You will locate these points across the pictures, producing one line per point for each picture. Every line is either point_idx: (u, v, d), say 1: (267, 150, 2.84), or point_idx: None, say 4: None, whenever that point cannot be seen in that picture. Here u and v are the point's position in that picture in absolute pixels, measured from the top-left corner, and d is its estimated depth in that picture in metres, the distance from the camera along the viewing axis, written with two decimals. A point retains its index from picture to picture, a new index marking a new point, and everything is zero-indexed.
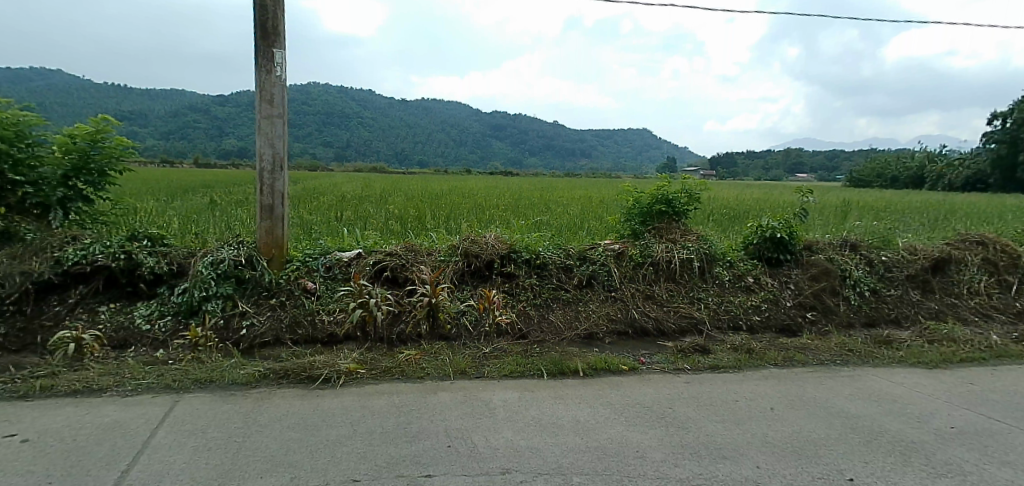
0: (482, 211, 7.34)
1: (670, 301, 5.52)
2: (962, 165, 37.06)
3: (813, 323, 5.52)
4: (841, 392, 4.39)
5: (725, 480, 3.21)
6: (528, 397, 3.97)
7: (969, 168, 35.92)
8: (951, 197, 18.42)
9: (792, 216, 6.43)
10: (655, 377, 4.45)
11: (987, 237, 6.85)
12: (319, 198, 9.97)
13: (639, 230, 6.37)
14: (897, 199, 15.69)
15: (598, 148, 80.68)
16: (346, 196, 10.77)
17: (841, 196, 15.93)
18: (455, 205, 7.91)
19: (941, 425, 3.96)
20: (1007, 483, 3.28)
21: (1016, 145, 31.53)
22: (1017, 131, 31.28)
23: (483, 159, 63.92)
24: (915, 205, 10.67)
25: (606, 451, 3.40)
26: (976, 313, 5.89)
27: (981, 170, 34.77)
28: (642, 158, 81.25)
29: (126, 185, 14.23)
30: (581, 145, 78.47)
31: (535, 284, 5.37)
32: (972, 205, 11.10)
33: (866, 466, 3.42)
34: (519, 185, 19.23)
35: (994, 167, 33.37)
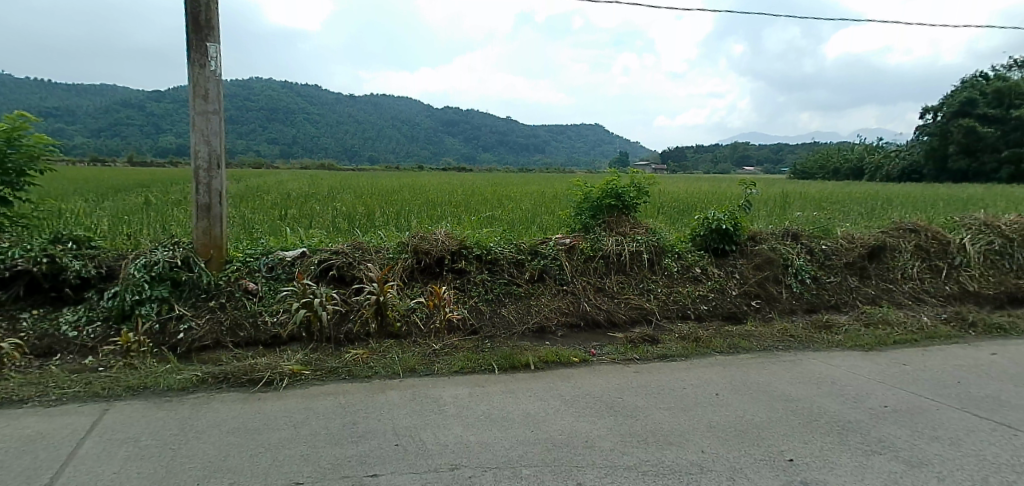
0: (432, 208, 7.28)
1: (621, 293, 5.62)
2: (900, 157, 38.98)
3: (758, 310, 5.72)
4: (782, 376, 4.56)
5: (671, 465, 3.29)
6: (479, 392, 3.98)
7: (907, 160, 37.84)
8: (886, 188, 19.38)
9: (736, 208, 6.61)
10: (605, 368, 4.53)
11: (919, 224, 7.19)
12: (264, 197, 9.68)
13: (590, 224, 6.42)
14: (835, 191, 16.44)
15: (558, 144, 81.47)
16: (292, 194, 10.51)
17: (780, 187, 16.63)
18: (406, 202, 7.82)
19: (876, 404, 4.16)
20: (935, 457, 3.47)
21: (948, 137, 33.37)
22: (948, 125, 33.11)
23: (443, 155, 63.53)
24: (854, 195, 11.16)
25: (556, 442, 3.45)
26: (909, 297, 6.21)
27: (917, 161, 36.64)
28: (602, 153, 82.44)
29: (47, 186, 13.37)
30: (541, 140, 78.95)
31: (486, 280, 5.36)
32: (902, 194, 11.75)
33: (805, 447, 3.56)
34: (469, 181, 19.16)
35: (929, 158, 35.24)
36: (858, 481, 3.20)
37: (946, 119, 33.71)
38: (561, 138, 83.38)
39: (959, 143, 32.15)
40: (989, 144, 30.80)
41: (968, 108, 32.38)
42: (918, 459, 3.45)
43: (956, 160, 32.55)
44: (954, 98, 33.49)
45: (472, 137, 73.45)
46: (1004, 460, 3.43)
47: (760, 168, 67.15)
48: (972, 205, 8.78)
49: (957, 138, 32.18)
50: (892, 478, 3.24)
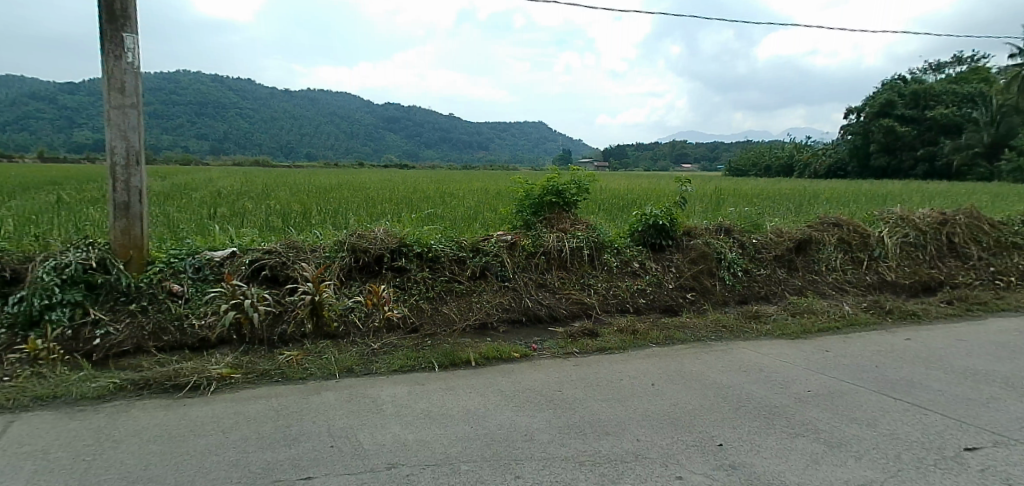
0: (372, 206, 7.15)
1: (562, 288, 5.71)
2: (827, 155, 41.25)
3: (693, 302, 5.94)
4: (714, 365, 4.75)
5: (607, 455, 3.37)
6: (418, 391, 3.97)
7: (833, 157, 40.08)
8: (808, 186, 20.59)
9: (673, 205, 6.81)
10: (545, 363, 4.61)
11: (842, 219, 7.62)
12: (193, 194, 9.25)
13: (531, 220, 6.45)
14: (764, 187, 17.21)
15: (507, 141, 81.84)
16: (223, 192, 10.08)
17: (710, 183, 17.38)
18: (344, 199, 7.64)
19: (800, 389, 4.40)
20: (853, 437, 3.69)
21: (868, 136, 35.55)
22: (870, 125, 35.26)
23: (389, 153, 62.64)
24: (783, 191, 11.71)
25: (495, 437, 3.47)
26: (832, 287, 6.59)
27: (842, 158, 38.86)
28: (550, 151, 83.47)
29: None
30: (490, 138, 79.09)
31: (427, 277, 5.32)
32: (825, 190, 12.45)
33: (734, 432, 3.72)
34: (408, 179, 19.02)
35: (852, 156, 37.41)
36: (782, 462, 3.37)
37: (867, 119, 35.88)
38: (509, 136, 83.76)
39: (879, 142, 34.30)
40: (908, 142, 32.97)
41: (887, 109, 34.59)
42: (837, 439, 3.67)
43: (877, 158, 34.72)
44: (875, 99, 35.68)
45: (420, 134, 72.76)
46: (912, 437, 3.70)
47: (701, 166, 69.59)
48: (888, 200, 9.40)
49: (877, 138, 34.33)
50: (813, 458, 3.43)
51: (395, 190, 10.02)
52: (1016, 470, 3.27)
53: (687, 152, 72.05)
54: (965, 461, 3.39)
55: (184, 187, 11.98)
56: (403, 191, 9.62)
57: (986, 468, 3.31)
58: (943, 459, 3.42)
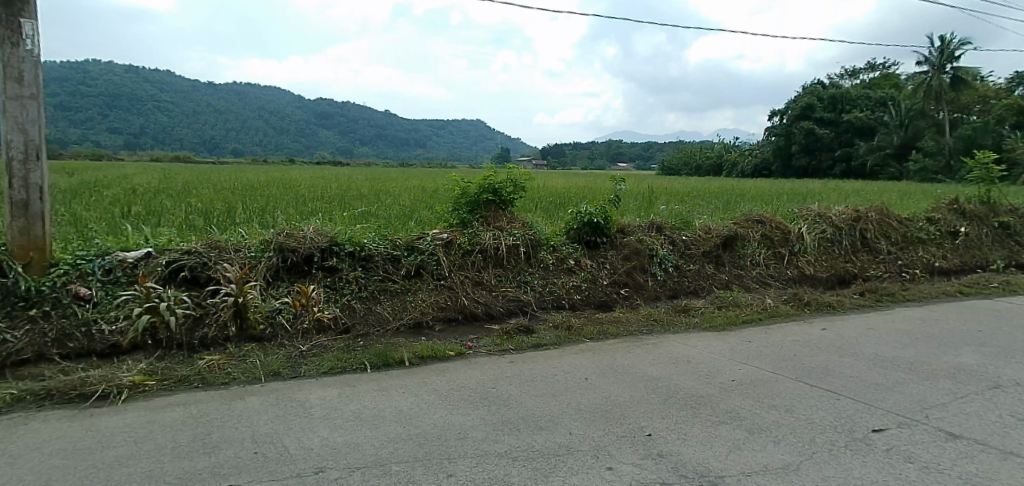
0: (302, 204, 6.93)
1: (498, 286, 5.74)
2: (753, 155, 43.32)
3: (626, 298, 6.13)
4: (645, 358, 4.91)
5: (540, 449, 3.42)
6: (349, 393, 3.91)
7: (758, 157, 42.13)
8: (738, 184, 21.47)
9: (607, 203, 6.97)
10: (480, 360, 4.63)
11: (765, 216, 8.01)
12: (103, 192, 8.66)
13: (468, 219, 6.43)
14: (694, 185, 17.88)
15: (449, 138, 81.45)
16: (137, 190, 9.49)
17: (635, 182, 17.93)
18: (273, 197, 7.38)
19: (725, 378, 4.61)
20: (772, 423, 3.90)
21: (790, 137, 37.52)
22: (791, 126, 37.25)
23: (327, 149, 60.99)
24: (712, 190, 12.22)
25: (428, 436, 3.46)
26: (756, 281, 6.95)
27: (765, 158, 40.90)
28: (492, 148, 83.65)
29: None
30: (432, 135, 78.43)
31: (360, 277, 5.22)
32: (749, 189, 13.09)
33: (662, 422, 3.86)
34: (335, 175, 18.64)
35: (775, 156, 39.35)
36: (706, 449, 3.52)
37: (789, 121, 37.90)
38: (452, 134, 83.39)
39: (800, 143, 36.31)
40: (829, 144, 35.09)
41: (807, 112, 36.65)
42: (758, 425, 3.87)
43: (798, 158, 36.74)
44: (797, 102, 37.75)
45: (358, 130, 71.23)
46: (826, 422, 3.94)
47: (638, 164, 71.62)
48: (808, 198, 9.97)
49: (798, 139, 36.32)
50: (735, 444, 3.60)
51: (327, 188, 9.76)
52: (916, 449, 3.55)
53: (626, 151, 73.92)
54: (873, 442, 3.65)
55: (90, 184, 11.20)
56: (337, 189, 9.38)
57: (890, 447, 3.58)
58: (853, 441, 3.67)
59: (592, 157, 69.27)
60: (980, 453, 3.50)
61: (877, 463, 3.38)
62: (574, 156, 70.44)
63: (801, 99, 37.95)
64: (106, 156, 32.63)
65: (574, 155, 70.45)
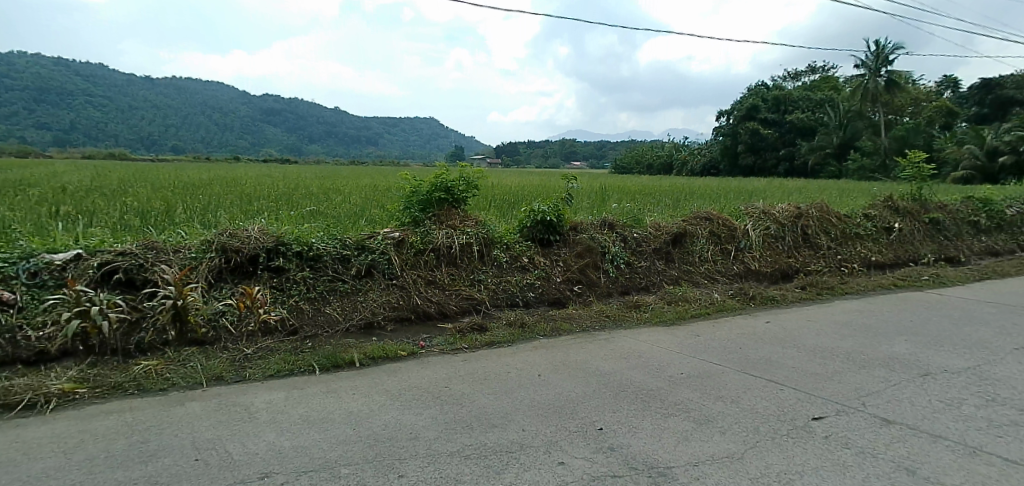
0: (248, 203, 6.72)
1: (451, 284, 5.73)
2: (702, 154, 44.53)
3: (580, 294, 6.23)
4: (597, 354, 4.99)
5: (493, 446, 3.43)
6: (296, 396, 3.82)
7: (706, 156, 43.31)
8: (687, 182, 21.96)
9: (560, 201, 7.03)
10: (433, 359, 4.61)
11: (713, 213, 8.24)
12: (26, 192, 8.14)
13: (420, 217, 6.37)
14: (645, 183, 18.24)
15: (404, 136, 80.55)
16: (65, 189, 8.97)
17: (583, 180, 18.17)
18: (216, 196, 7.13)
19: (674, 372, 4.74)
20: (719, 414, 4.03)
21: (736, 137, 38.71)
22: (736, 127, 38.43)
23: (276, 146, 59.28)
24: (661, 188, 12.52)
25: (379, 437, 3.42)
26: (704, 277, 7.17)
27: (713, 158, 42.08)
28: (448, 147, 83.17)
29: None
30: (387, 133, 77.38)
31: (308, 277, 5.11)
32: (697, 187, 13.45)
33: (613, 416, 3.93)
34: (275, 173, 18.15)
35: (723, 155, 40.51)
36: (656, 441, 3.61)
37: (735, 121, 39.09)
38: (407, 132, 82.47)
39: (745, 143, 37.53)
40: (774, 143, 36.43)
41: (752, 112, 37.90)
42: (705, 416, 3.99)
43: (744, 157, 37.99)
44: (742, 103, 39.01)
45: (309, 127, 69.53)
46: (769, 411, 4.10)
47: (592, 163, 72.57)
48: (753, 196, 10.34)
49: (744, 139, 37.53)
50: (683, 435, 3.70)
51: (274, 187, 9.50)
52: (853, 435, 3.73)
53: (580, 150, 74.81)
54: (812, 429, 3.81)
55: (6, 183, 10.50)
56: (284, 188, 9.13)
57: (829, 434, 3.75)
58: (794, 429, 3.82)
59: (547, 156, 69.76)
60: (912, 437, 3.71)
61: (817, 450, 3.53)
62: (529, 154, 70.83)
63: (746, 101, 39.23)
64: (33, 154, 30.76)
65: (529, 154, 70.82)
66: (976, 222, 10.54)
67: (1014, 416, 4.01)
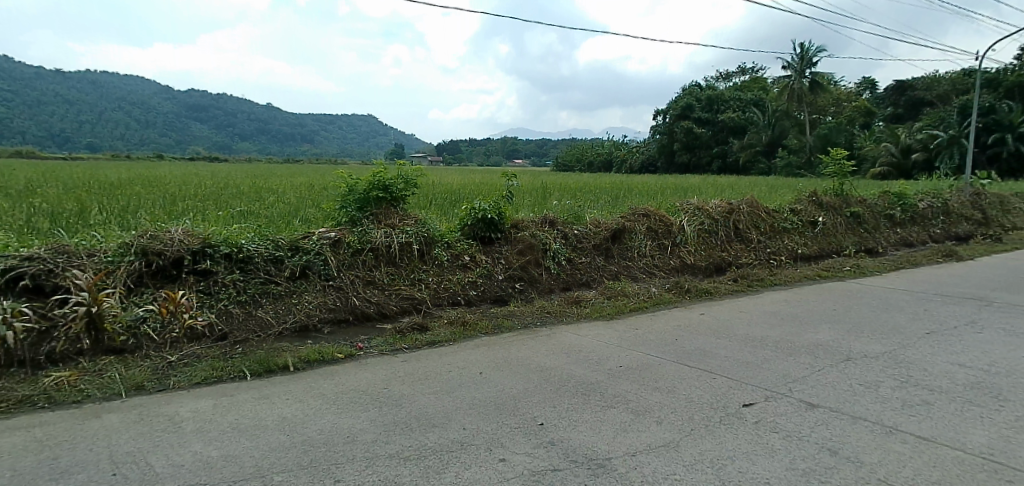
0: (172, 203, 6.40)
1: (391, 284, 5.66)
2: (639, 151, 45.55)
3: (521, 291, 6.29)
4: (539, 350, 5.05)
5: (433, 447, 3.40)
6: (226, 403, 3.68)
7: (642, 154, 44.28)
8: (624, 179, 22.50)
9: (500, 199, 7.04)
10: (372, 361, 4.53)
11: (651, 209, 8.46)
12: None
13: (357, 216, 6.23)
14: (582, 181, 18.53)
15: (344, 134, 78.69)
16: None
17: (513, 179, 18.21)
18: (137, 196, 6.74)
19: (613, 365, 4.85)
20: (656, 404, 4.16)
21: (672, 136, 39.42)
22: (671, 126, 39.38)
23: (206, 144, 56.53)
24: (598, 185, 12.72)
25: (314, 443, 3.33)
26: (642, 272, 7.38)
27: (650, 156, 42.44)
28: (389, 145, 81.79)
29: None
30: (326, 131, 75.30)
31: (238, 280, 4.91)
32: (633, 185, 13.80)
33: (553, 410, 3.98)
34: (188, 171, 17.23)
35: (660, 153, 41.28)
36: (594, 433, 3.68)
37: (669, 120, 40.18)
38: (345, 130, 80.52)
39: (681, 141, 38.71)
40: (708, 141, 37.75)
41: (686, 112, 39.13)
42: (642, 407, 4.11)
43: (680, 155, 39.18)
44: (677, 102, 40.23)
45: (242, 124, 66.68)
46: (702, 399, 4.26)
47: (535, 161, 73.08)
48: (689, 192, 10.68)
49: (678, 138, 38.58)
50: (622, 426, 3.79)
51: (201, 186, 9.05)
52: (780, 420, 3.93)
53: (522, 148, 75.37)
54: (743, 416, 3.99)
55: None
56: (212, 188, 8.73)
57: (758, 419, 3.94)
58: (726, 416, 3.99)
59: (488, 154, 69.75)
60: (834, 419, 3.94)
61: (748, 435, 3.70)
62: (470, 153, 70.56)
63: (680, 100, 40.40)
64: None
65: (470, 152, 70.57)
66: (892, 215, 11.30)
67: (925, 396, 4.33)
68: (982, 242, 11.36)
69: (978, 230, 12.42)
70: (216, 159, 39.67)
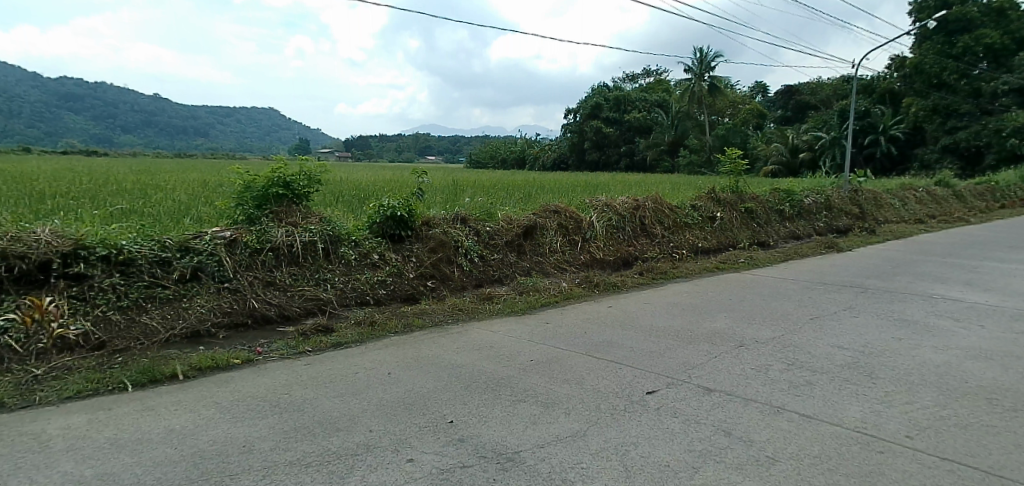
0: (39, 201, 5.81)
1: (294, 285, 5.45)
2: (550, 149, 46.39)
3: (433, 289, 6.27)
4: (450, 347, 5.05)
5: (337, 451, 3.30)
6: (103, 417, 3.40)
7: (554, 151, 45.17)
8: (527, 177, 22.86)
9: (411, 196, 6.94)
10: (272, 366, 4.35)
11: (562, 206, 8.65)
12: None
13: (255, 215, 5.92)
14: (481, 178, 18.70)
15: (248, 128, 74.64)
16: None
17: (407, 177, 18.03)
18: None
19: (524, 359, 4.94)
20: (565, 396, 4.28)
21: (581, 135, 40.74)
22: (581, 125, 40.55)
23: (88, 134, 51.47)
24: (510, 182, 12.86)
25: (205, 454, 3.14)
26: (553, 267, 7.57)
27: (561, 153, 43.60)
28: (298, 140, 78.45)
29: None
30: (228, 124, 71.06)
31: (118, 284, 4.54)
32: (542, 182, 14.07)
33: (463, 408, 3.99)
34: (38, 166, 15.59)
35: (569, 151, 42.35)
36: (505, 427, 3.73)
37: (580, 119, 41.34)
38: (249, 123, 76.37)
39: (590, 140, 39.96)
40: (616, 140, 39.27)
41: (595, 111, 40.56)
42: (551, 399, 4.21)
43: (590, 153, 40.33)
44: (585, 102, 41.55)
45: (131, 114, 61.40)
46: (609, 389, 4.43)
47: (449, 158, 72.68)
48: (598, 189, 11.04)
49: (588, 136, 39.81)
50: (531, 419, 3.87)
51: (74, 183, 8.27)
52: (679, 405, 4.16)
53: (436, 145, 74.84)
54: (647, 403, 4.19)
55: None
56: (85, 184, 7.98)
57: (659, 406, 4.15)
58: (631, 404, 4.17)
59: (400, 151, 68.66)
60: (728, 402, 4.23)
61: (650, 421, 3.89)
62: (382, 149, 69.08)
63: (588, 99, 41.68)
64: None
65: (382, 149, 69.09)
66: (782, 210, 12.27)
67: (808, 377, 4.74)
68: (858, 234, 12.61)
69: (855, 223, 13.76)
70: (91, 152, 36.17)
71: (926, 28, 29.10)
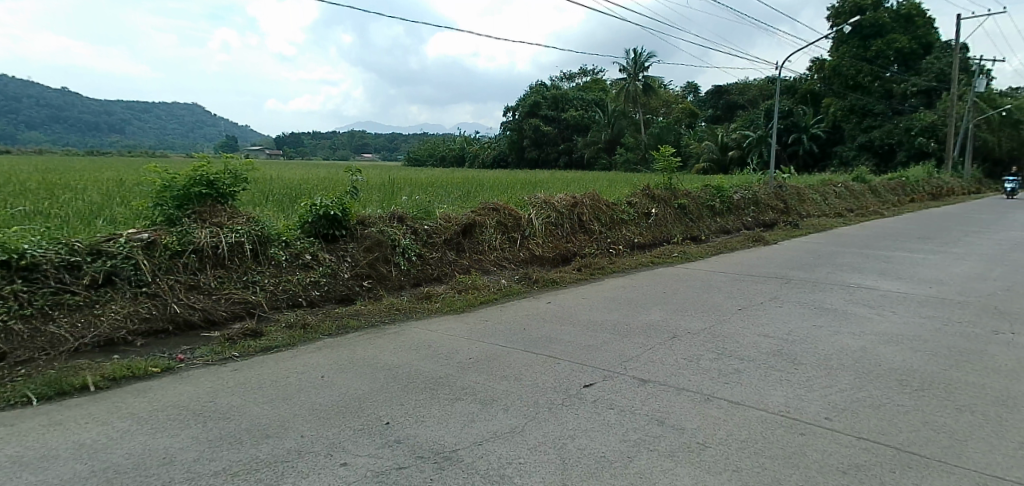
0: None
1: (219, 289, 5.25)
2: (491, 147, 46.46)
3: (368, 290, 6.19)
4: (387, 348, 4.99)
5: (266, 459, 3.21)
6: (2, 434, 3.17)
7: (495, 148, 45.25)
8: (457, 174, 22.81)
9: (345, 195, 6.79)
10: (195, 373, 4.17)
11: (501, 203, 8.69)
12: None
13: (176, 215, 5.65)
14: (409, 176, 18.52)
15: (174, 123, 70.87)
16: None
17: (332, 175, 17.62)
18: None
19: (463, 357, 4.94)
20: (503, 392, 4.31)
21: (520, 133, 41.03)
22: (520, 123, 40.83)
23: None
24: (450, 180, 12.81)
25: (121, 469, 2.98)
26: (491, 265, 7.62)
27: (501, 151, 43.76)
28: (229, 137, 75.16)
29: None
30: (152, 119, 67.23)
31: (19, 291, 4.22)
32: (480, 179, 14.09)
33: (400, 409, 3.95)
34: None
35: (509, 149, 42.58)
36: (441, 426, 3.73)
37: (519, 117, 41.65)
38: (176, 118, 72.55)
39: (529, 138, 40.29)
40: (554, 139, 39.83)
41: (533, 110, 41.04)
42: (490, 396, 4.23)
43: (529, 152, 40.56)
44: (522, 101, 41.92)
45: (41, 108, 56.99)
46: (546, 384, 4.50)
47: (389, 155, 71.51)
48: (538, 187, 11.17)
49: (528, 134, 40.11)
50: (468, 417, 3.88)
51: None
52: (614, 397, 4.28)
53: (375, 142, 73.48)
54: (584, 396, 4.29)
55: None
56: None
57: (596, 398, 4.25)
58: (568, 398, 4.25)
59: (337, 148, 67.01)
60: (662, 392, 4.38)
61: (586, 413, 3.98)
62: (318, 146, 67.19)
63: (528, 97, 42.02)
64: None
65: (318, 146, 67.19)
66: (713, 206, 12.78)
67: (736, 365, 4.97)
68: (784, 228, 13.31)
69: (781, 218, 14.52)
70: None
71: (842, 32, 31.08)
